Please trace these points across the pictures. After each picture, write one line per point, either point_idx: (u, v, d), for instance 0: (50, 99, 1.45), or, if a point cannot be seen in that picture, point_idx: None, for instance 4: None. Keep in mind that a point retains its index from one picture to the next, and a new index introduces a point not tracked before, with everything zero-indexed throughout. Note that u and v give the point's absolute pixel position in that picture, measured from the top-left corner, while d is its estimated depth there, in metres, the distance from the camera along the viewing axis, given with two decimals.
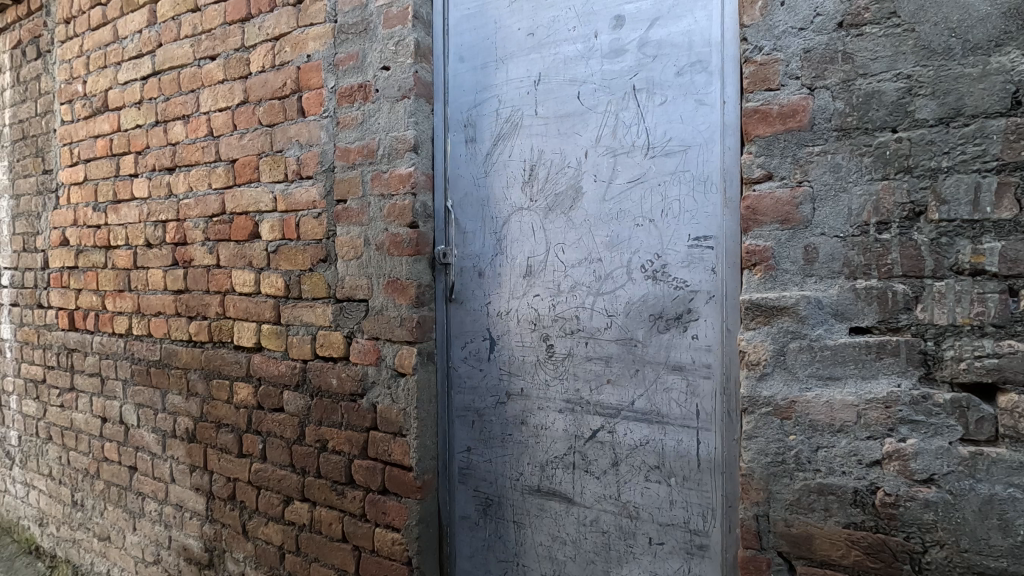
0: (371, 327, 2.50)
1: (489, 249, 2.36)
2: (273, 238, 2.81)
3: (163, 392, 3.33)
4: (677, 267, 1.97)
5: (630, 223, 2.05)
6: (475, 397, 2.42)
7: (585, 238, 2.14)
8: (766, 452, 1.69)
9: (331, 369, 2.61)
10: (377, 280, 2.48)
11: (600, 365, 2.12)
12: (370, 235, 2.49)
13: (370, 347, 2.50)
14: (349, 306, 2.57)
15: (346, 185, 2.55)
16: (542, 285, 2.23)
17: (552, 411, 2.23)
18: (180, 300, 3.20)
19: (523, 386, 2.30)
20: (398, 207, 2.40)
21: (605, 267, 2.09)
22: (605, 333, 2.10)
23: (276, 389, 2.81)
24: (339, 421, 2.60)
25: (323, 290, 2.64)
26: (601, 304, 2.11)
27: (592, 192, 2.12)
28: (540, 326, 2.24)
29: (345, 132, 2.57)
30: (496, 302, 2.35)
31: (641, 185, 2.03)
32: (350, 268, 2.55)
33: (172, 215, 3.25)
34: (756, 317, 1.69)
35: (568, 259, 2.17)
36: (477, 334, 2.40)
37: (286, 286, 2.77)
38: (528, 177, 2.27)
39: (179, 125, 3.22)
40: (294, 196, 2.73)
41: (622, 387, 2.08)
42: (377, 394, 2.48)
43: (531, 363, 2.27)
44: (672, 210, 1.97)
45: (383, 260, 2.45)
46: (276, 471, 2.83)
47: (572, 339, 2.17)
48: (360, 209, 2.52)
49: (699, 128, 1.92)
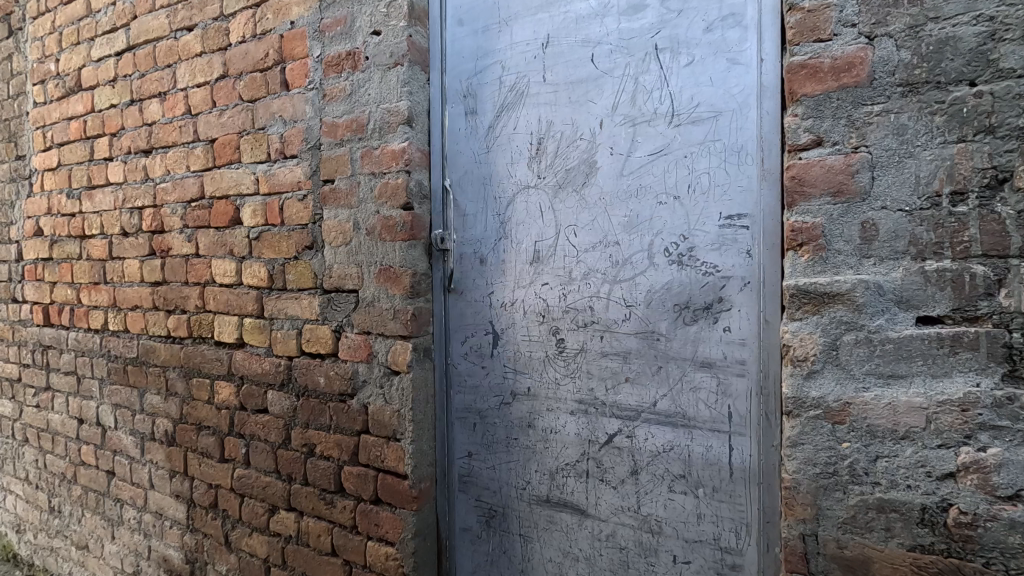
0: (361, 320, 2.26)
1: (492, 233, 2.12)
2: (255, 223, 2.58)
3: (141, 392, 3.10)
4: (706, 250, 1.73)
5: (652, 201, 1.81)
6: (477, 397, 2.18)
7: (600, 219, 1.90)
8: (815, 461, 1.46)
9: (318, 366, 2.38)
10: (368, 268, 2.24)
11: (617, 362, 1.88)
12: (361, 219, 2.26)
13: (361, 343, 2.26)
14: (338, 298, 2.33)
15: (334, 164, 2.32)
16: (551, 273, 1.99)
17: (563, 412, 2.00)
18: (158, 292, 2.97)
19: (530, 386, 2.06)
20: (391, 188, 2.16)
21: (624, 251, 1.86)
22: (623, 326, 1.87)
23: (259, 388, 2.58)
24: (327, 424, 2.37)
25: (309, 279, 2.41)
26: (618, 293, 1.87)
27: (607, 167, 1.89)
28: (550, 318, 2.00)
29: (332, 105, 2.33)
30: (499, 292, 2.11)
31: (665, 158, 1.79)
32: (338, 256, 2.31)
33: (148, 201, 3.01)
34: (803, 306, 1.46)
35: (582, 243, 1.93)
36: (478, 328, 2.16)
37: (269, 276, 2.53)
38: (535, 152, 2.03)
39: (155, 103, 2.97)
40: (277, 177, 2.49)
41: (642, 386, 1.85)
42: (368, 394, 2.25)
43: (539, 359, 2.04)
44: (700, 186, 1.73)
45: (375, 245, 2.22)
46: (260, 478, 2.60)
47: (584, 332, 1.94)
48: (349, 190, 2.28)
49: (732, 91, 1.68)
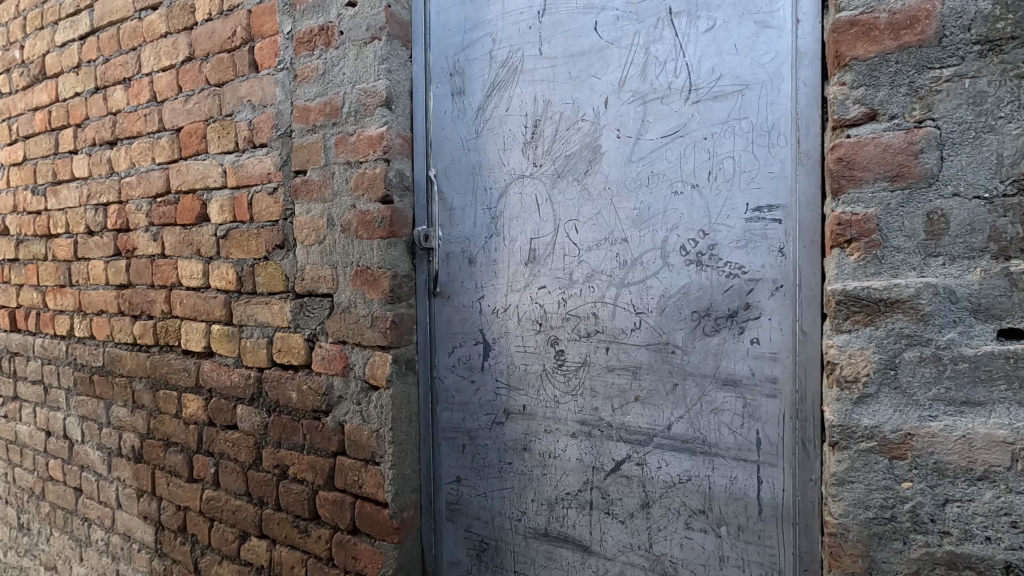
0: (336, 328, 2.01)
1: (482, 229, 1.87)
2: (223, 220, 2.33)
3: (108, 403, 2.86)
4: (729, 248, 1.47)
5: (665, 190, 1.55)
6: (466, 415, 1.93)
7: (605, 213, 1.64)
8: (867, 503, 1.21)
9: (290, 379, 2.13)
10: (343, 269, 1.99)
11: (626, 378, 1.63)
12: (335, 214, 2.01)
13: (336, 353, 2.01)
14: (311, 303, 2.08)
15: (306, 153, 2.07)
16: (549, 274, 1.74)
17: (563, 435, 1.75)
18: (123, 296, 2.73)
19: (525, 404, 1.81)
20: (368, 179, 1.91)
21: (633, 250, 1.60)
22: (632, 337, 1.61)
23: (228, 402, 2.34)
24: (300, 443, 2.12)
25: (280, 282, 2.16)
26: (626, 299, 1.61)
27: (614, 152, 1.63)
28: (547, 327, 1.75)
29: (304, 87, 2.08)
30: (490, 297, 1.86)
31: (680, 140, 1.53)
32: (311, 255, 2.07)
33: (113, 196, 2.77)
34: (853, 316, 1.20)
35: (584, 241, 1.68)
36: (467, 337, 1.91)
37: (238, 278, 2.29)
38: (531, 137, 1.77)
39: (120, 90, 2.73)
40: (245, 168, 2.25)
41: (655, 406, 1.59)
42: (344, 411, 2.00)
43: (536, 374, 1.78)
44: (723, 173, 1.47)
45: (351, 244, 1.97)
46: (230, 501, 2.36)
47: (587, 343, 1.68)
48: (323, 181, 2.03)
49: (761, 59, 1.42)
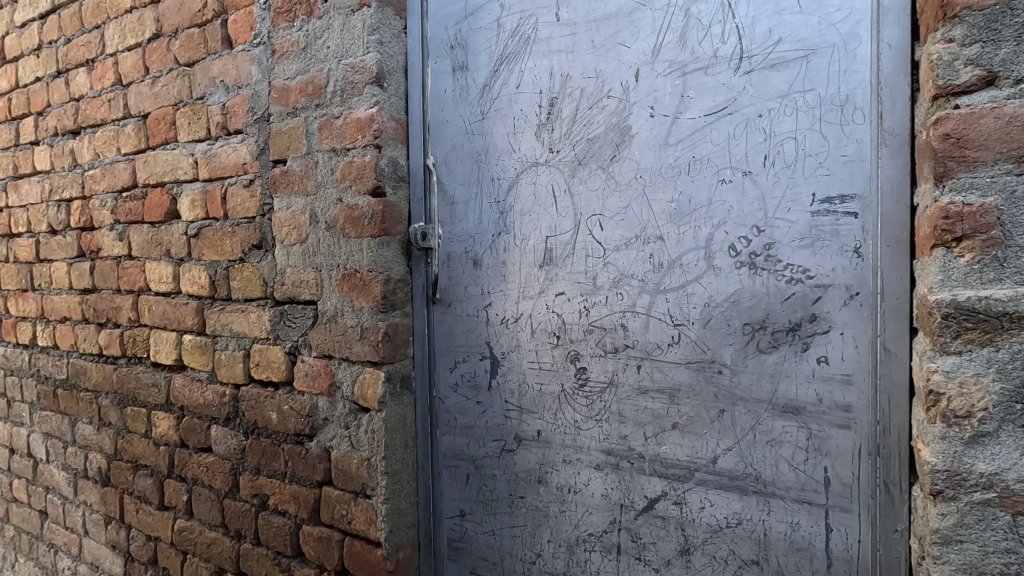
0: (321, 340, 1.75)
1: (489, 227, 1.61)
2: (194, 217, 2.06)
3: (73, 420, 2.59)
4: (791, 248, 1.22)
5: (709, 179, 1.30)
6: (470, 441, 1.68)
7: (635, 206, 1.39)
8: (982, 570, 0.96)
9: (269, 398, 1.87)
10: (328, 273, 1.73)
11: (661, 401, 1.38)
12: (319, 209, 1.75)
13: (321, 369, 1.76)
14: (293, 311, 1.82)
15: (286, 140, 1.81)
16: (568, 279, 1.49)
17: (585, 466, 1.50)
18: (87, 301, 2.46)
19: (540, 430, 1.55)
20: (357, 168, 1.66)
21: (670, 251, 1.35)
22: (669, 353, 1.36)
23: (201, 422, 2.08)
24: (281, 471, 1.86)
25: (257, 287, 1.90)
26: (662, 308, 1.36)
27: (646, 135, 1.38)
28: (567, 340, 1.50)
29: (283, 64, 1.81)
30: (499, 305, 1.60)
31: (729, 119, 1.28)
32: (293, 257, 1.81)
33: (77, 191, 2.50)
34: (966, 334, 0.95)
35: (610, 240, 1.42)
36: (472, 351, 1.65)
37: (211, 282, 2.02)
38: (546, 117, 1.51)
39: (83, 73, 2.46)
40: (218, 158, 1.98)
41: (697, 435, 1.34)
42: (331, 435, 1.75)
43: (553, 395, 1.53)
44: (783, 158, 1.22)
45: (337, 244, 1.71)
46: (204, 533, 2.10)
47: (615, 360, 1.43)
48: (305, 171, 1.77)
49: (831, 18, 1.17)
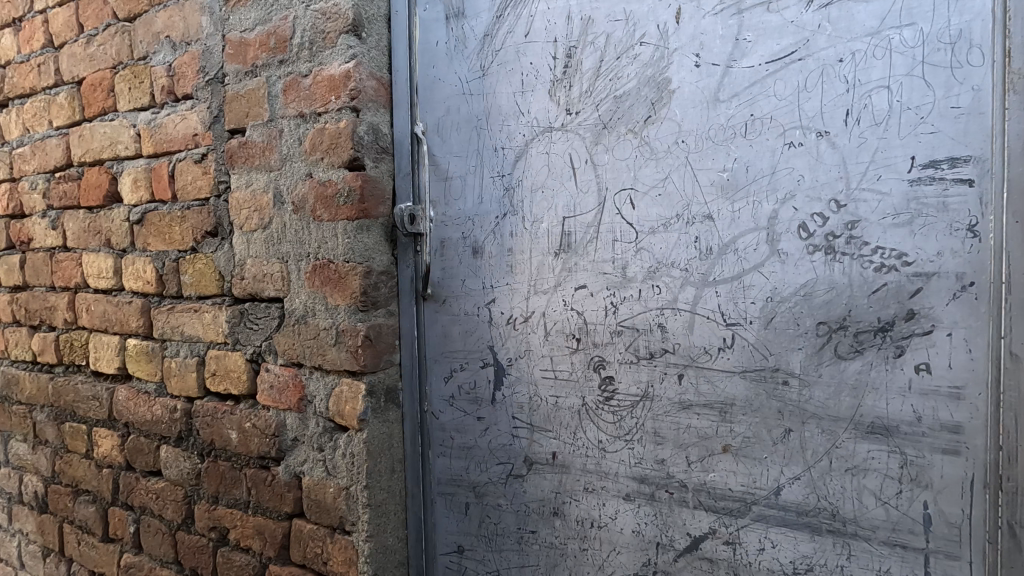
0: (289, 345, 1.46)
1: (491, 207, 1.33)
2: (137, 199, 1.74)
3: (6, 436, 2.25)
4: (882, 226, 0.96)
5: (773, 142, 1.04)
6: (470, 464, 1.40)
7: (676, 178, 1.13)
8: None
9: (227, 414, 1.57)
10: (297, 264, 1.44)
11: (710, 419, 1.12)
12: (285, 187, 1.45)
13: (289, 380, 1.46)
14: (255, 311, 1.53)
15: (243, 105, 1.50)
16: (590, 269, 1.22)
17: (612, 497, 1.23)
18: (18, 300, 2.12)
19: (556, 452, 1.29)
20: (330, 136, 1.36)
21: (721, 233, 1.09)
22: (719, 359, 1.11)
23: (149, 441, 1.77)
24: (243, 500, 1.57)
25: (212, 282, 1.59)
26: (711, 304, 1.10)
27: (689, 89, 1.11)
28: (589, 344, 1.23)
29: (240, 13, 1.51)
30: (504, 301, 1.33)
31: (798, 65, 1.02)
32: (253, 246, 1.51)
33: (4, 172, 2.15)
34: None
35: (644, 221, 1.16)
36: (471, 358, 1.38)
37: (157, 277, 1.71)
38: (562, 72, 1.24)
39: (8, 34, 2.11)
40: (164, 129, 1.66)
41: (754, 461, 1.09)
42: (302, 459, 1.46)
43: (571, 411, 1.26)
44: (871, 112, 0.96)
45: (307, 229, 1.42)
46: (154, 571, 1.79)
47: (649, 368, 1.17)
48: (267, 142, 1.47)
49: None
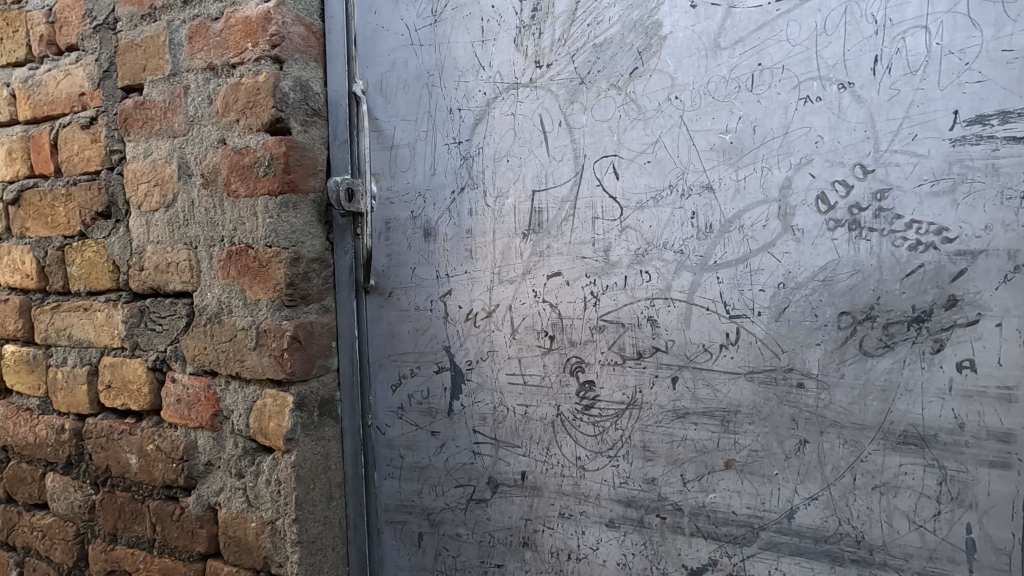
0: (199, 349, 1.20)
1: (446, 180, 1.11)
2: (13, 174, 1.42)
3: None
4: (919, 195, 0.80)
5: (787, 96, 0.87)
6: (423, 487, 1.18)
7: (669, 142, 0.94)
8: None
9: (126, 434, 1.29)
10: (208, 251, 1.18)
11: (710, 430, 0.94)
12: (192, 156, 1.18)
13: (200, 393, 1.20)
14: (157, 308, 1.25)
15: (139, 56, 1.22)
16: (567, 253, 1.02)
17: (593, 523, 1.04)
18: None
19: (525, 471, 1.09)
20: (246, 92, 1.11)
21: (723, 207, 0.91)
22: (720, 359, 0.93)
23: (32, 468, 1.45)
24: (147, 538, 1.29)
25: (104, 275, 1.30)
26: (711, 292, 0.92)
27: (684, 34, 0.93)
28: (565, 342, 1.03)
29: None
30: (462, 292, 1.11)
31: (817, 3, 0.85)
32: (154, 229, 1.23)
33: None
34: None
35: (631, 193, 0.97)
36: (424, 361, 1.16)
37: (37, 269, 1.40)
38: (531, 16, 1.04)
39: None
40: (44, 88, 1.36)
41: (762, 479, 0.92)
42: (217, 487, 1.20)
43: (544, 422, 1.06)
44: (905, 58, 0.80)
45: (219, 208, 1.16)
46: None
47: (637, 371, 0.98)
48: (169, 101, 1.20)
49: None
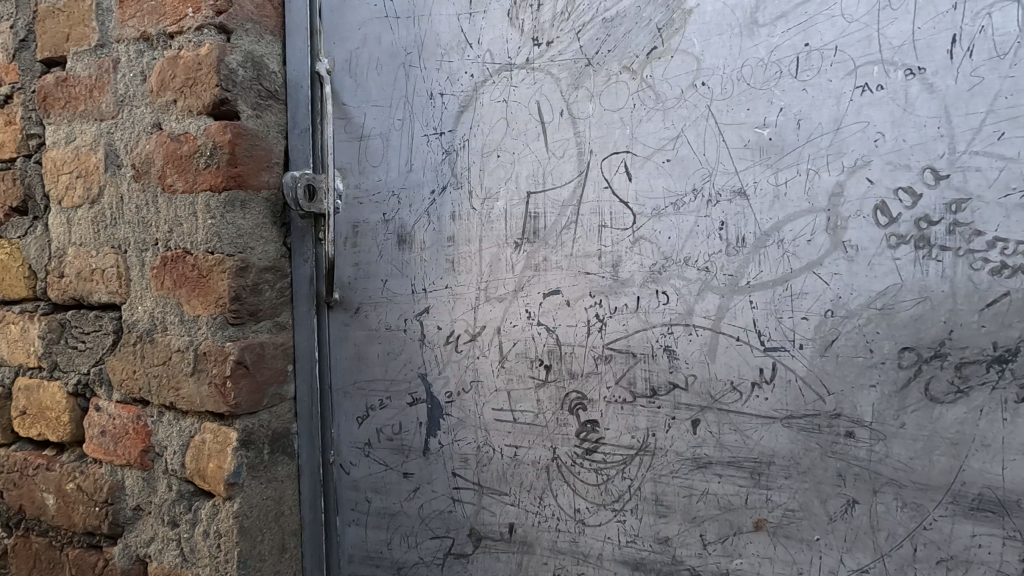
0: (127, 372, 1.01)
1: (426, 178, 0.94)
2: None
3: None
4: (1005, 207, 0.65)
5: (841, 84, 0.71)
6: (393, 538, 1.01)
7: (694, 138, 0.78)
8: None
9: (41, 470, 1.09)
10: (139, 256, 0.99)
11: (737, 483, 0.79)
12: (121, 143, 0.99)
13: (128, 426, 1.01)
14: (79, 323, 1.05)
15: (62, 23, 1.03)
16: (567, 267, 0.85)
17: None
18: None
19: (514, 524, 0.92)
20: (186, 67, 0.92)
21: (758, 217, 0.75)
22: (751, 400, 0.77)
23: None
24: None
25: (17, 281, 1.10)
26: (743, 319, 0.76)
27: (713, 7, 0.77)
28: (563, 373, 0.86)
29: None
30: (442, 310, 0.94)
31: None
32: (76, 228, 1.04)
33: None
34: None
35: (646, 198, 0.81)
36: (396, 390, 0.99)
37: None
38: None
39: None
40: None
41: (800, 545, 0.76)
42: (148, 537, 1.01)
43: (537, 467, 0.89)
44: (989, 39, 0.66)
45: (152, 205, 0.97)
46: None
47: (650, 412, 0.82)
48: (96, 77, 1.01)
49: None
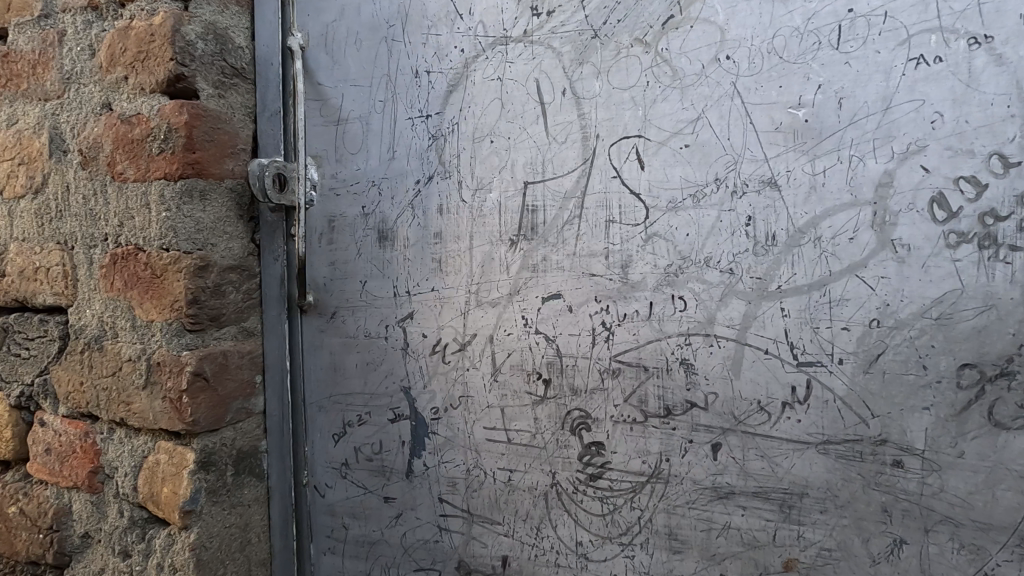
0: (75, 384, 0.89)
1: (410, 166, 0.84)
2: None
3: None
4: None
5: (891, 55, 0.61)
6: (373, 569, 0.91)
7: (717, 120, 0.68)
8: None
9: None
10: (86, 253, 0.88)
11: (764, 518, 0.68)
12: (68, 126, 0.88)
13: (75, 444, 0.90)
14: (22, 328, 0.94)
15: None
16: (569, 267, 0.75)
17: None
18: None
19: (507, 557, 0.82)
20: (138, 39, 0.81)
21: (791, 211, 0.65)
22: (782, 423, 0.67)
23: None
24: None
25: None
26: (773, 328, 0.66)
27: None
28: (565, 389, 0.76)
29: None
30: (428, 315, 0.83)
31: None
32: (17, 221, 0.93)
33: None
34: None
35: (660, 189, 0.70)
36: (376, 406, 0.88)
37: None
38: None
39: None
40: None
41: None
42: (97, 568, 0.90)
43: (534, 494, 0.79)
44: None
45: (101, 196, 0.86)
46: None
47: (664, 434, 0.72)
48: (40, 51, 0.89)
49: None
